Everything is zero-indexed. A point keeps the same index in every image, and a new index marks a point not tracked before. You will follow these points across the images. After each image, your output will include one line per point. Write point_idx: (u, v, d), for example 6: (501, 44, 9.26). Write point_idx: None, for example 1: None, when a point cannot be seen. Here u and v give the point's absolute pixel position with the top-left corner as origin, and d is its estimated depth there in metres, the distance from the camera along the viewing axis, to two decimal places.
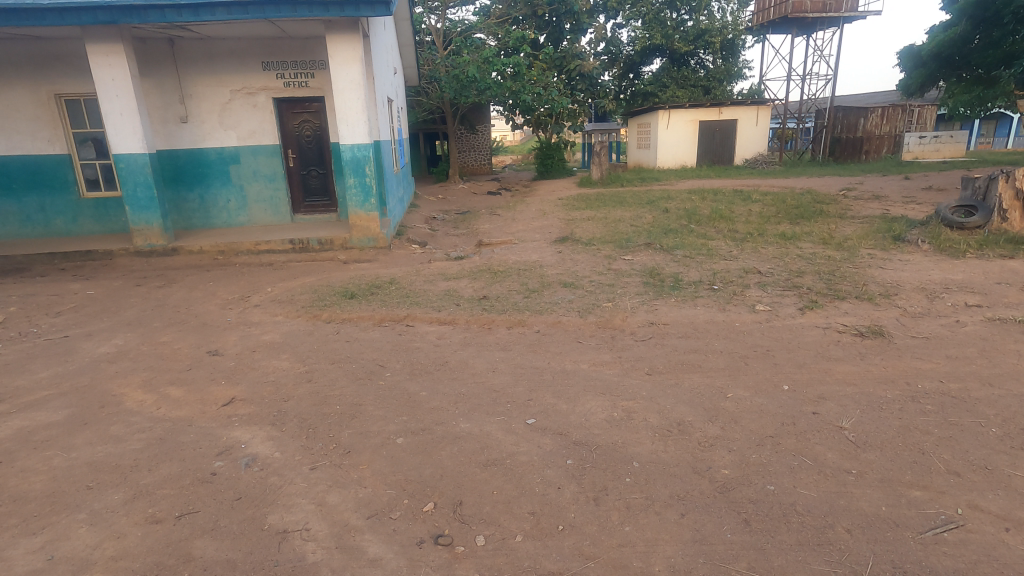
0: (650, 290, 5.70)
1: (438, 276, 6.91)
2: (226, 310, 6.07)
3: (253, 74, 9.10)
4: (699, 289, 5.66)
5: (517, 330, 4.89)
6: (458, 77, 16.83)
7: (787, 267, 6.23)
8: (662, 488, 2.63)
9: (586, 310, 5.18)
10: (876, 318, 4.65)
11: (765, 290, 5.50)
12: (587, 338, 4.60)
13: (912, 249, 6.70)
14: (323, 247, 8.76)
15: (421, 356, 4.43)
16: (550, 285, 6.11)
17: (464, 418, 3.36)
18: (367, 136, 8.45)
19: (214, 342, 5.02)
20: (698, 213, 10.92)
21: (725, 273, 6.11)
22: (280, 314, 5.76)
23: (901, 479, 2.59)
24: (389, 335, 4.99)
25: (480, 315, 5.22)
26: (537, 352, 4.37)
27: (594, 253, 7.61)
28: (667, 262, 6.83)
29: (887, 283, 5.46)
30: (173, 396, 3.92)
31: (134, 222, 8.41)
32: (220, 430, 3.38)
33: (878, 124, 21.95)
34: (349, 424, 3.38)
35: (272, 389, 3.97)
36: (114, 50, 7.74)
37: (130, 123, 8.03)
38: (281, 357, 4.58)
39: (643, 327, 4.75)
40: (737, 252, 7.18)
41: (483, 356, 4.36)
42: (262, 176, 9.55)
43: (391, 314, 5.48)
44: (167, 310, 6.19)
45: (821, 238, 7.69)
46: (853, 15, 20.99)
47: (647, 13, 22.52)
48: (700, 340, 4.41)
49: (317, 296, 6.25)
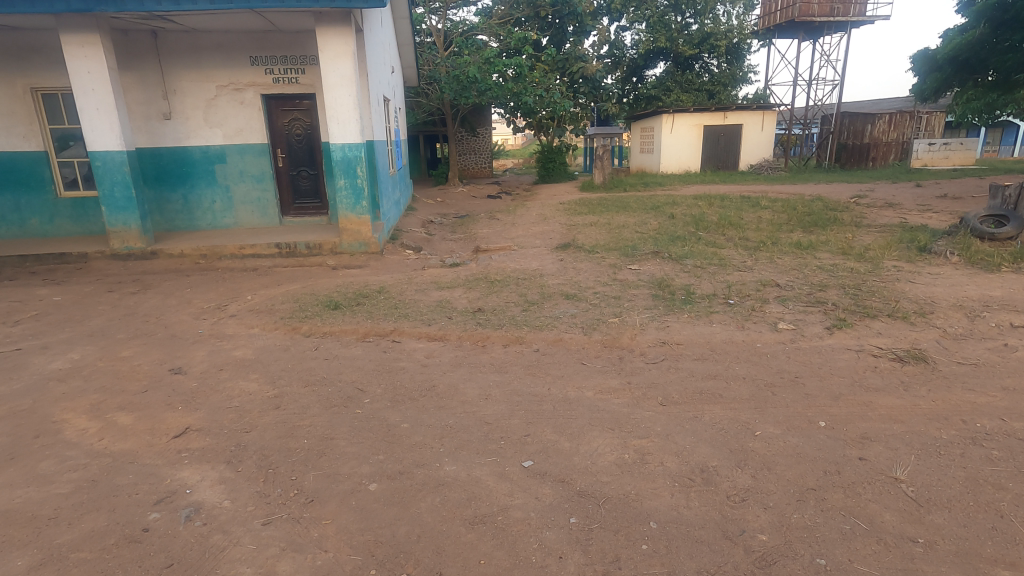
0: (660, 304, 5.21)
1: (431, 285, 6.46)
2: (198, 321, 5.58)
3: (241, 69, 8.66)
4: (714, 303, 5.19)
5: (513, 348, 4.41)
6: (458, 77, 16.46)
7: (807, 279, 5.76)
8: (687, 561, 2.15)
9: (591, 327, 4.69)
10: (913, 340, 4.18)
11: (786, 306, 5.02)
12: (592, 360, 4.12)
13: (941, 261, 6.22)
14: (312, 252, 8.31)
15: (406, 378, 3.96)
16: (551, 296, 5.64)
17: (449, 459, 2.89)
18: (359, 135, 8.00)
19: (179, 358, 4.53)
20: (705, 220, 10.42)
21: (740, 286, 5.63)
22: (255, 326, 5.27)
23: (980, 552, 2.11)
24: (373, 352, 4.52)
25: (473, 331, 4.74)
26: (536, 375, 3.90)
27: (597, 261, 7.15)
28: (677, 272, 6.36)
29: (921, 300, 4.98)
30: (120, 423, 3.44)
31: (111, 224, 7.94)
32: (165, 470, 2.90)
33: (886, 130, 21.57)
34: (316, 465, 2.91)
35: (233, 417, 3.49)
36: (90, 41, 7.28)
37: (107, 119, 7.58)
38: (250, 377, 4.10)
39: (654, 347, 4.28)
40: (751, 263, 6.69)
41: (474, 379, 3.87)
42: (249, 176, 9.09)
43: (376, 328, 4.99)
44: (135, 320, 5.70)
45: (839, 248, 7.22)
46: (861, 20, 20.60)
47: (651, 16, 22.18)
48: (719, 364, 3.94)
49: (298, 306, 5.77)
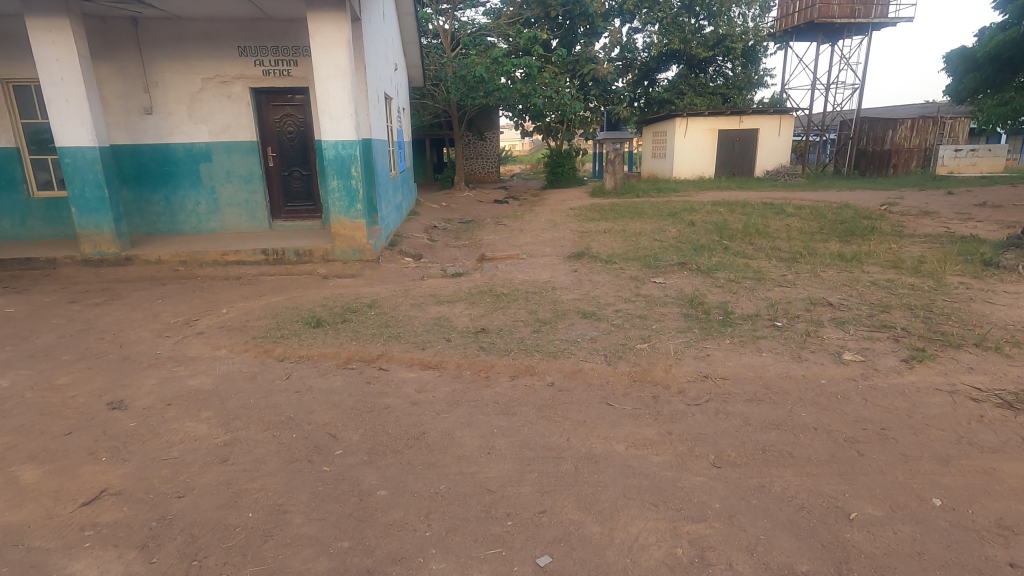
0: (694, 327, 4.43)
1: (429, 298, 5.72)
2: (160, 339, 4.86)
3: (228, 61, 8.00)
4: (758, 326, 4.43)
5: (523, 381, 3.65)
6: (465, 77, 15.59)
7: (864, 297, 4.98)
8: None
9: (615, 355, 3.93)
10: (1017, 379, 3.39)
11: (846, 331, 4.24)
12: (620, 400, 3.35)
13: (1014, 277, 5.43)
14: (301, 259, 7.60)
15: (391, 421, 3.20)
16: (565, 315, 4.88)
17: (439, 552, 2.14)
18: (353, 132, 7.29)
19: (123, 388, 3.80)
20: (729, 228, 9.65)
21: (786, 305, 4.85)
22: (222, 347, 4.53)
23: None
24: (354, 383, 3.77)
25: (475, 358, 3.98)
26: (551, 420, 3.14)
27: (616, 273, 6.39)
28: (709, 286, 5.59)
29: (1009, 325, 4.18)
30: (21, 481, 2.70)
31: (82, 227, 7.24)
32: (55, 560, 2.16)
33: (908, 136, 20.74)
34: (259, 554, 2.17)
35: (165, 474, 2.74)
36: (58, 25, 6.63)
37: (78, 111, 6.90)
38: (200, 415, 3.35)
39: (694, 383, 3.52)
40: (792, 277, 5.90)
41: (474, 425, 3.11)
42: (237, 177, 8.40)
43: (361, 351, 4.24)
44: (90, 336, 4.98)
45: (888, 261, 6.43)
46: (882, 22, 19.77)
47: (664, 18, 21.40)
48: (781, 409, 3.16)
49: (275, 324, 5.03)
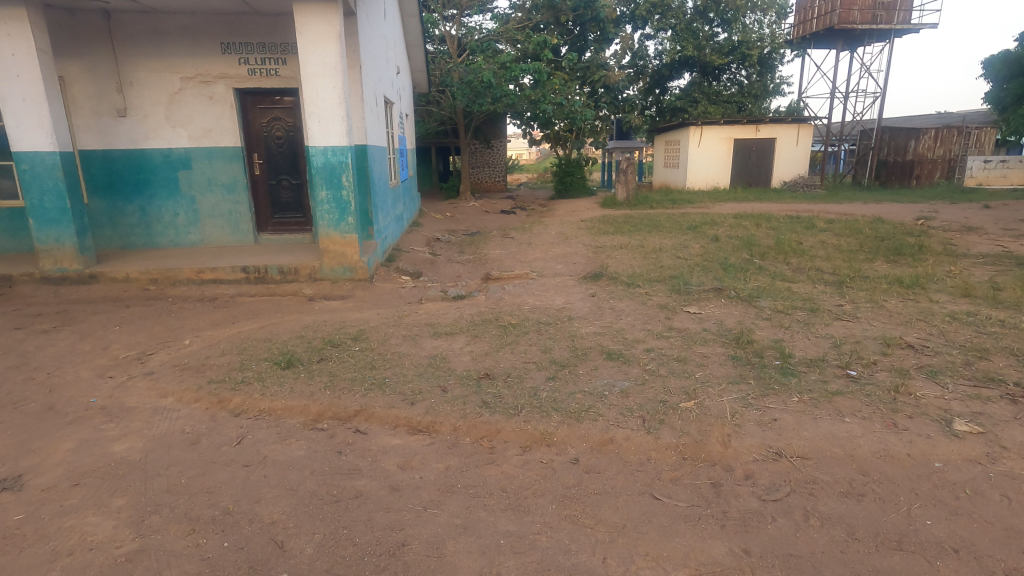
0: (749, 376, 3.57)
1: (425, 329, 4.89)
2: (99, 382, 4.03)
3: (209, 58, 7.27)
4: (829, 375, 3.56)
5: (536, 457, 2.80)
6: (471, 83, 14.85)
7: (950, 337, 4.10)
8: None
9: (655, 418, 3.07)
10: None
11: (943, 385, 3.36)
12: (670, 490, 2.51)
13: None
14: (286, 278, 6.82)
15: (360, 521, 2.35)
16: (587, 355, 4.04)
17: None
18: (344, 136, 6.50)
19: (27, 457, 2.97)
20: (758, 244, 8.80)
21: (856, 347, 3.98)
22: (168, 395, 3.70)
23: None
24: (320, 453, 2.92)
25: (475, 420, 3.13)
26: (580, 525, 2.29)
27: (641, 300, 5.54)
28: (756, 319, 4.73)
29: None
30: None
31: (41, 241, 6.48)
32: None
33: (932, 146, 19.76)
34: None
35: None
36: (14, 16, 5.91)
37: (36, 111, 6.16)
38: (110, 505, 2.52)
39: (764, 465, 2.66)
40: (851, 307, 5.03)
41: (474, 531, 2.27)
42: (218, 185, 7.64)
43: (335, 406, 3.40)
44: (18, 376, 4.15)
45: (956, 287, 5.55)
46: (905, 29, 18.84)
47: (677, 24, 20.69)
48: (895, 511, 2.30)
49: (239, 362, 4.20)
